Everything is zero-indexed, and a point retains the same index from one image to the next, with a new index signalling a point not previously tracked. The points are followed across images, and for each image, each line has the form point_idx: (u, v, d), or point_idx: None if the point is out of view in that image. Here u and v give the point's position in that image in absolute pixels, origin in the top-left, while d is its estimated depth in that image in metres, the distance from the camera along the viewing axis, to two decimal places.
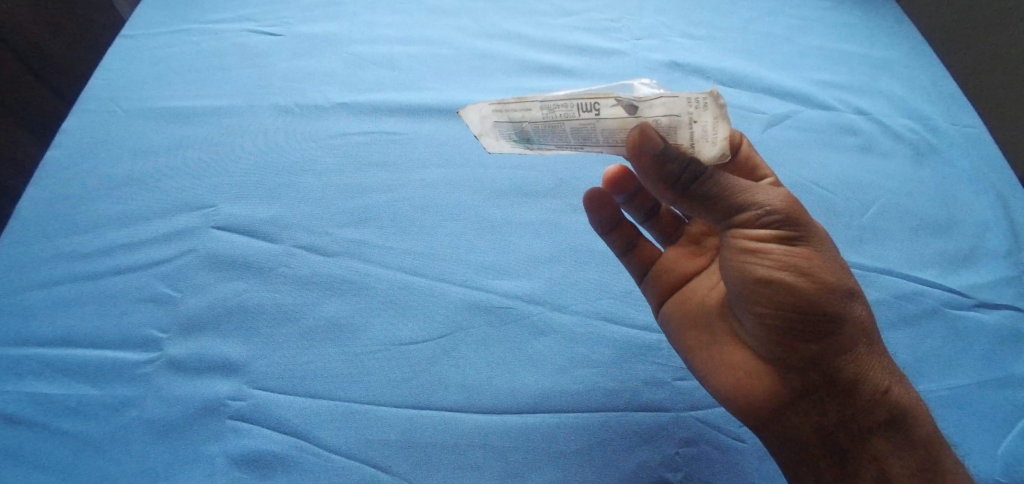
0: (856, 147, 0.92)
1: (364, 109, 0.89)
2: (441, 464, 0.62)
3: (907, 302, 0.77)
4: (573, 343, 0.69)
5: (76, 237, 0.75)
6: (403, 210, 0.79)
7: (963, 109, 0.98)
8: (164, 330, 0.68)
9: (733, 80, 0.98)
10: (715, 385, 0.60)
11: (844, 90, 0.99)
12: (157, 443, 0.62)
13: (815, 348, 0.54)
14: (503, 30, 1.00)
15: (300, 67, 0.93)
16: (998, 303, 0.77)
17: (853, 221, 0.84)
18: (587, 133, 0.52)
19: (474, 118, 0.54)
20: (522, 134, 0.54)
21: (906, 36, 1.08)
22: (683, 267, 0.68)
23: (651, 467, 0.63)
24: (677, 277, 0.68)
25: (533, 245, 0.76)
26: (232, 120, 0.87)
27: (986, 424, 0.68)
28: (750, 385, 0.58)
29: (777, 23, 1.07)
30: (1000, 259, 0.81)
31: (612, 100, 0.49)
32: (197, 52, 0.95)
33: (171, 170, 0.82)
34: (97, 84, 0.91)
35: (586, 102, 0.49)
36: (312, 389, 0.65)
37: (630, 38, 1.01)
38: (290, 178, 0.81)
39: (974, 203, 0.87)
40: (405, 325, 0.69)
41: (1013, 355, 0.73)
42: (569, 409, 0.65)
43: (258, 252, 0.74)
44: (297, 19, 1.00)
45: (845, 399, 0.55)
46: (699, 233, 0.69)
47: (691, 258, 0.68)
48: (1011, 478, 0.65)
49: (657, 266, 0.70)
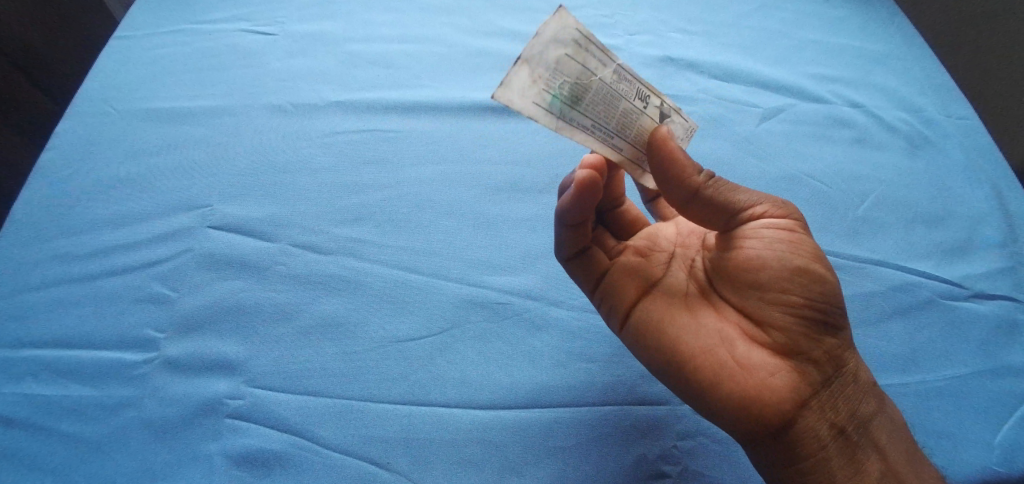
0: (851, 140, 0.92)
1: (360, 107, 0.88)
2: (440, 461, 0.62)
3: (903, 293, 0.77)
4: (570, 338, 0.69)
5: (72, 238, 0.75)
6: (399, 208, 0.79)
7: (957, 102, 0.98)
8: (161, 330, 0.68)
9: (728, 74, 0.98)
10: (730, 394, 0.55)
11: (839, 83, 0.99)
12: (156, 442, 0.62)
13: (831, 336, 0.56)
14: (498, 28, 1.00)
15: (296, 66, 0.93)
16: (993, 294, 0.78)
17: (849, 213, 0.84)
18: (627, 120, 0.55)
19: (558, 30, 0.47)
20: (582, 87, 0.50)
21: (901, 29, 1.09)
22: (642, 279, 0.63)
23: (649, 460, 0.63)
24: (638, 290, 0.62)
25: (530, 240, 0.77)
26: (227, 120, 0.87)
27: (983, 414, 0.69)
28: (768, 383, 0.55)
29: (771, 17, 1.08)
30: (996, 250, 0.82)
31: (660, 100, 0.57)
32: (192, 52, 0.95)
33: (167, 170, 0.82)
34: (92, 85, 0.91)
35: (643, 92, 0.56)
36: (311, 387, 0.65)
37: (624, 33, 1.01)
38: (286, 177, 0.81)
39: (969, 195, 0.87)
40: (403, 322, 0.69)
41: (1008, 346, 0.74)
42: (567, 404, 0.65)
43: (255, 251, 0.74)
44: (292, 18, 1.00)
45: (847, 389, 0.57)
46: (646, 247, 0.66)
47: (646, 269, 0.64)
48: (1007, 468, 0.65)
49: (608, 279, 0.64)
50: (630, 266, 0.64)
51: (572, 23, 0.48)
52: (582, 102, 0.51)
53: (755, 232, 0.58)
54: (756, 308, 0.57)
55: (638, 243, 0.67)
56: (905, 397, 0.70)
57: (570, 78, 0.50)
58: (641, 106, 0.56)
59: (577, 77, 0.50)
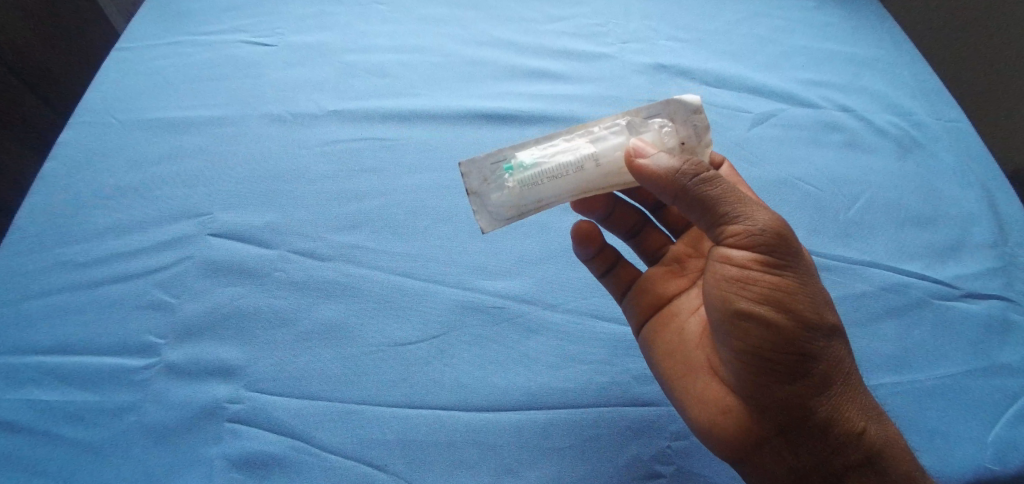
0: (841, 144, 0.94)
1: (357, 116, 0.90)
2: (438, 463, 0.62)
3: (894, 294, 0.78)
4: (564, 340, 0.71)
5: (74, 247, 0.76)
6: (396, 215, 0.80)
7: (946, 105, 1.00)
8: (162, 336, 0.69)
9: (720, 80, 0.99)
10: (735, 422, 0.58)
11: (829, 88, 1.01)
12: (155, 446, 0.63)
13: (809, 354, 0.54)
14: (492, 37, 1.02)
15: (294, 76, 0.95)
16: (984, 293, 0.78)
17: (839, 216, 0.85)
18: (587, 163, 0.60)
19: (491, 222, 0.62)
20: (518, 195, 0.60)
21: (889, 34, 1.11)
22: (667, 288, 0.69)
23: (643, 461, 0.64)
24: (654, 298, 0.69)
25: (526, 245, 0.78)
26: (227, 130, 0.88)
27: (976, 412, 0.69)
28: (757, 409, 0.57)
29: (762, 24, 1.09)
30: (986, 251, 0.83)
31: (612, 130, 0.61)
32: (193, 63, 0.97)
33: (167, 179, 0.83)
34: (94, 96, 0.92)
35: (585, 157, 0.60)
36: (310, 391, 0.66)
37: (617, 41, 1.03)
38: (284, 185, 0.83)
39: (959, 196, 0.88)
40: (400, 326, 0.71)
41: (1000, 345, 0.74)
42: (561, 405, 0.66)
43: (255, 258, 0.76)
44: (290, 29, 1.02)
45: (852, 411, 0.55)
46: (682, 253, 0.71)
47: (673, 278, 0.70)
48: (1001, 466, 0.66)
49: (661, 314, 0.68)
50: (656, 277, 0.70)
51: (500, 221, 0.62)
52: (535, 182, 0.60)
53: (723, 250, 0.57)
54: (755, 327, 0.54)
55: (678, 249, 0.72)
56: (894, 395, 0.71)
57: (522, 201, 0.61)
58: (593, 161, 0.60)
59: (512, 195, 0.61)
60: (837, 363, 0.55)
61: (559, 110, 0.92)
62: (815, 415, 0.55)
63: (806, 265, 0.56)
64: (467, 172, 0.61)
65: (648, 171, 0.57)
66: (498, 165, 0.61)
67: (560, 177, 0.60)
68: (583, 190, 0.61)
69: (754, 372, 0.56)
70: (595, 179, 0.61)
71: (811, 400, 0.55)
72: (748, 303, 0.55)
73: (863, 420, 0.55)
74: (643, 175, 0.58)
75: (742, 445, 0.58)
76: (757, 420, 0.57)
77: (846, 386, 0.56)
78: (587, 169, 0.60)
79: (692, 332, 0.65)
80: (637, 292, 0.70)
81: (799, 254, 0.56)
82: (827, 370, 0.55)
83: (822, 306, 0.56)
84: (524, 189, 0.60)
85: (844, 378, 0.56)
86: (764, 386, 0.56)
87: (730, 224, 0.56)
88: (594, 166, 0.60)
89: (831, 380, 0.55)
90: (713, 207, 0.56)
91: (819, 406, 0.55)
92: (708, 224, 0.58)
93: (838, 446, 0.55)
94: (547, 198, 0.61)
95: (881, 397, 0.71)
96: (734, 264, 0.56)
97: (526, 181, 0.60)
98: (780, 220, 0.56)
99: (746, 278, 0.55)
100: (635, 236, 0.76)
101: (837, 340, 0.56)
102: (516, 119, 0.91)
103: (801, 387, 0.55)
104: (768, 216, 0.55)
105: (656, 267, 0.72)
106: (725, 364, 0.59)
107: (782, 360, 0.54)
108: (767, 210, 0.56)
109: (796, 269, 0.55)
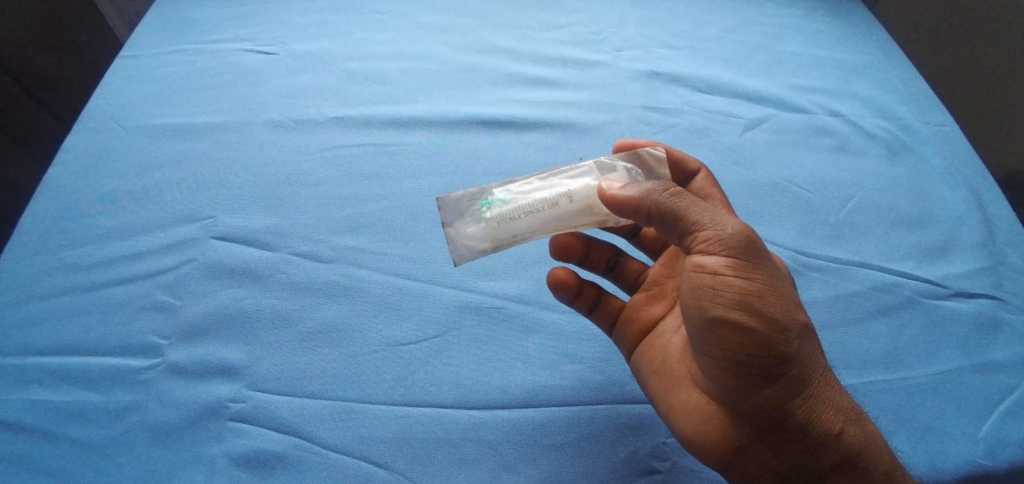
0: (832, 148, 0.96)
1: (358, 122, 0.92)
2: (438, 460, 0.63)
3: (885, 293, 0.80)
4: (560, 340, 0.72)
5: (79, 250, 0.77)
6: (396, 218, 0.82)
7: (934, 110, 1.02)
8: (166, 337, 0.70)
9: (712, 87, 1.01)
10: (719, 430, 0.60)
11: (819, 93, 1.03)
12: (158, 446, 0.64)
13: (783, 357, 0.56)
14: (489, 45, 1.04)
15: (296, 83, 0.97)
16: (974, 292, 0.80)
17: (830, 218, 0.87)
18: (561, 199, 0.63)
19: (464, 256, 0.65)
20: (493, 229, 0.63)
21: (878, 42, 1.13)
22: (651, 312, 0.70)
23: (640, 457, 0.64)
24: (640, 325, 0.70)
25: (524, 248, 0.79)
26: (229, 136, 0.90)
27: (967, 409, 0.71)
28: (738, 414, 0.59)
29: (753, 32, 1.12)
30: (974, 251, 0.84)
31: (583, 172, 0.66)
32: (196, 71, 0.99)
33: (171, 184, 0.84)
34: (99, 103, 0.94)
35: (559, 193, 0.63)
36: (311, 390, 0.67)
37: (612, 49, 1.05)
38: (286, 189, 0.84)
39: (947, 198, 0.90)
40: (400, 327, 0.72)
41: (990, 342, 0.76)
42: (559, 403, 0.67)
43: (257, 261, 0.77)
44: (291, 37, 1.04)
45: (830, 411, 0.56)
46: (661, 275, 0.73)
47: (655, 301, 0.71)
48: (992, 461, 0.67)
49: (647, 338, 0.69)
50: (639, 304, 0.72)
51: (473, 255, 0.65)
52: (511, 217, 0.63)
53: (695, 260, 0.58)
54: (730, 334, 0.56)
55: (656, 273, 0.73)
56: (886, 392, 0.72)
57: (496, 235, 0.64)
58: (567, 198, 0.64)
59: (487, 229, 0.64)
60: (812, 363, 0.57)
61: (555, 115, 0.94)
62: (793, 417, 0.57)
63: (776, 269, 0.58)
64: (444, 208, 0.67)
65: (615, 200, 0.61)
66: (475, 201, 0.66)
67: (535, 211, 0.63)
68: (558, 226, 0.64)
69: (732, 377, 0.58)
70: (569, 215, 0.64)
71: (788, 402, 0.57)
72: (721, 311, 0.56)
73: (841, 421, 0.57)
74: (610, 203, 0.61)
75: (724, 452, 0.59)
76: (738, 427, 0.59)
77: (823, 386, 0.57)
78: (560, 206, 0.63)
79: (675, 348, 0.66)
80: (624, 322, 0.71)
81: (767, 259, 0.58)
82: (803, 371, 0.57)
83: (793, 308, 0.57)
84: (502, 221, 0.63)
85: (820, 378, 0.57)
86: (742, 390, 0.58)
87: (700, 234, 0.58)
88: (568, 202, 0.63)
89: (806, 380, 0.57)
90: (683, 221, 0.59)
91: (797, 407, 0.57)
92: (679, 236, 0.60)
93: (819, 444, 0.56)
94: (522, 231, 0.64)
95: (873, 394, 0.72)
96: (705, 274, 0.57)
97: (502, 216, 0.63)
98: (746, 228, 0.58)
99: (719, 286, 0.56)
100: (613, 271, 0.76)
101: (811, 339, 0.58)
102: (514, 125, 0.93)
103: (778, 388, 0.57)
104: (734, 224, 0.58)
105: (638, 293, 0.73)
106: (704, 374, 0.60)
107: (758, 364, 0.56)
108: (732, 218, 0.59)
109: (766, 273, 0.57)
